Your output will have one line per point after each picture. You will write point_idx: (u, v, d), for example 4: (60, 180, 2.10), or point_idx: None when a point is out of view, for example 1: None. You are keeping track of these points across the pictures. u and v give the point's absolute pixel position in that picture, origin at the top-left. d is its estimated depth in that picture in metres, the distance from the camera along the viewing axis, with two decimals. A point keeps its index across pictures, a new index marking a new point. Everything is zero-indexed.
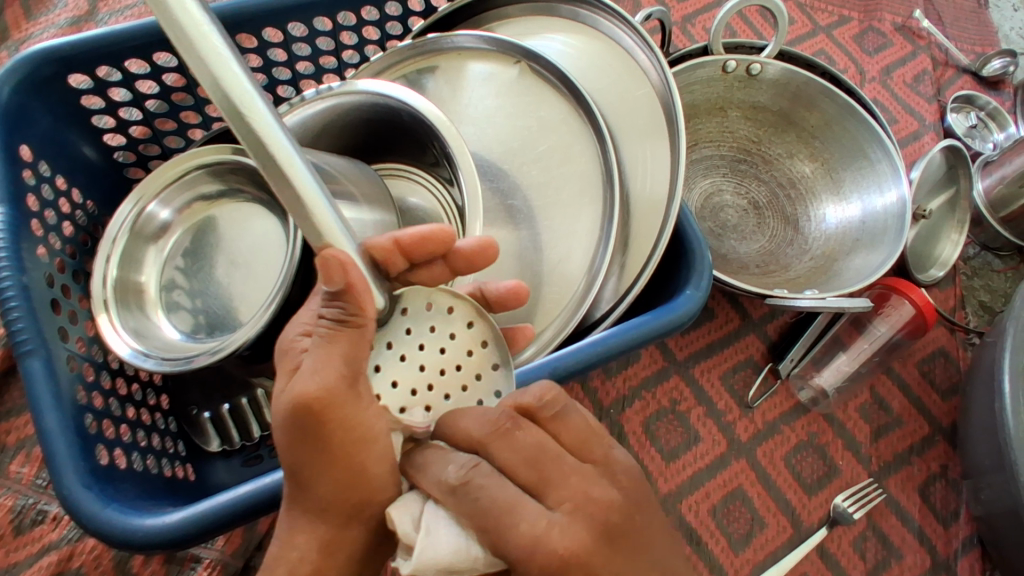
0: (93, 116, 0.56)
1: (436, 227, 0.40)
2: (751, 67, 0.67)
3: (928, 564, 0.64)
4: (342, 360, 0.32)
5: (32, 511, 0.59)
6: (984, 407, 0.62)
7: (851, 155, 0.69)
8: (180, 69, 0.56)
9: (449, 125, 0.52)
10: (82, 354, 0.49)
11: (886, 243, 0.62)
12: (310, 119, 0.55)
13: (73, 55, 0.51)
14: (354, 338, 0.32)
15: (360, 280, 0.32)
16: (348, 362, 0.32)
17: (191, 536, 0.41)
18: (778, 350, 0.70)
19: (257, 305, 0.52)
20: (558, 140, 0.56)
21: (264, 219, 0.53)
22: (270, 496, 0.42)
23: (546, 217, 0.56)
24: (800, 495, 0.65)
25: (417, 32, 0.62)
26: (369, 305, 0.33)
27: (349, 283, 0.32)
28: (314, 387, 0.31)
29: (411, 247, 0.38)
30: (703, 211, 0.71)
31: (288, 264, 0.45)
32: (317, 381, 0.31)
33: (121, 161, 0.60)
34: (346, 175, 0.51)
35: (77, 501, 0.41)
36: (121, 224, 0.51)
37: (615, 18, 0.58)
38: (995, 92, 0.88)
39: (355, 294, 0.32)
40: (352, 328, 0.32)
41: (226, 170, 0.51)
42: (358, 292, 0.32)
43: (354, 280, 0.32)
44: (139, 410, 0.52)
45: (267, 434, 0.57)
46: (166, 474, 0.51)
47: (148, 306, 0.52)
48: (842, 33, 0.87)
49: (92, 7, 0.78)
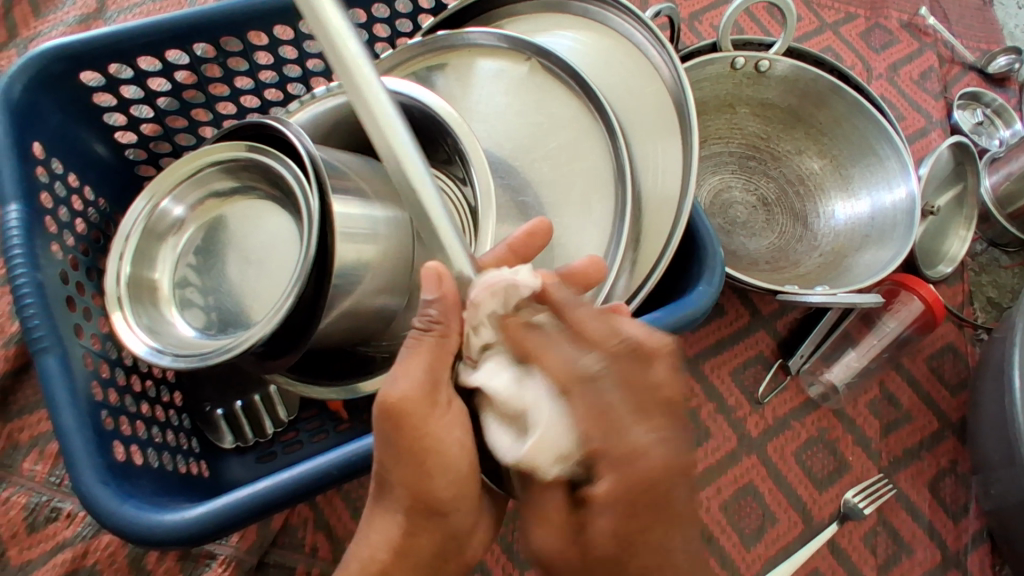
0: (104, 113, 0.56)
1: (537, 224, 0.46)
2: (759, 64, 0.67)
3: (939, 559, 0.65)
4: (424, 369, 0.35)
5: (46, 508, 0.60)
6: (993, 401, 0.62)
7: (860, 152, 0.69)
8: (192, 66, 0.57)
9: (461, 122, 0.52)
10: (96, 350, 0.49)
11: (895, 238, 0.62)
12: (320, 116, 0.56)
13: (84, 52, 0.52)
14: (434, 348, 0.36)
15: (454, 292, 0.36)
16: (427, 371, 0.35)
17: (209, 531, 0.41)
18: (788, 345, 0.70)
19: (270, 303, 0.51)
20: (569, 137, 0.57)
21: (276, 218, 0.52)
22: (288, 491, 0.42)
23: (558, 214, 0.56)
24: (810, 491, 0.65)
25: (426, 29, 0.62)
26: (455, 319, 0.36)
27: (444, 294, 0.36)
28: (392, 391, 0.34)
29: (520, 246, 0.45)
30: (712, 208, 0.71)
31: (302, 263, 0.44)
32: (401, 387, 0.35)
33: (133, 159, 0.60)
34: (358, 172, 0.51)
35: (94, 497, 0.41)
36: (134, 220, 0.51)
37: (626, 15, 0.58)
38: (1001, 89, 0.88)
39: (448, 306, 0.36)
40: (435, 337, 0.36)
41: (239, 168, 0.50)
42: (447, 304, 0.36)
43: (446, 290, 0.36)
44: (153, 407, 0.52)
45: (280, 430, 0.58)
46: (180, 470, 0.51)
47: (161, 302, 0.52)
48: (848, 30, 0.87)
49: (100, 5, 0.78)
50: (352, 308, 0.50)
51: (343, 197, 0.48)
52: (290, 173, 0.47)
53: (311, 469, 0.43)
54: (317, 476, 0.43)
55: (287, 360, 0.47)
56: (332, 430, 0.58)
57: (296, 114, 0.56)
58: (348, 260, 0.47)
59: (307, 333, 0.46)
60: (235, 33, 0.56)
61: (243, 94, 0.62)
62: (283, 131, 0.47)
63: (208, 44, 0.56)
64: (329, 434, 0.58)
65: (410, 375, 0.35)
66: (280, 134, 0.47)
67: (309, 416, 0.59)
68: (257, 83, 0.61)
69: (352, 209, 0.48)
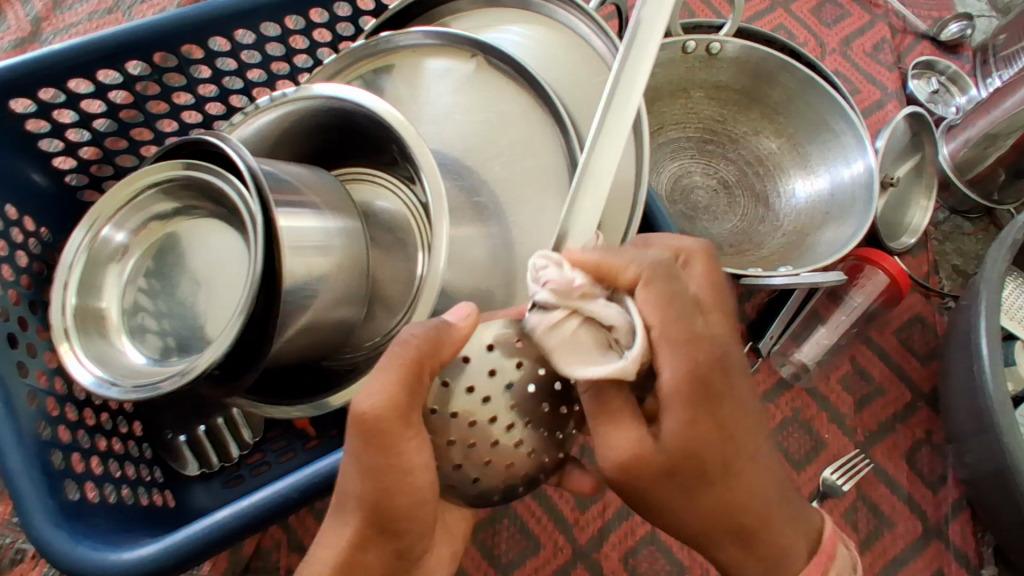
0: (40, 140, 0.54)
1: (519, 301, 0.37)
2: (710, 46, 0.66)
3: (919, 531, 0.65)
4: (395, 385, 0.34)
5: (9, 550, 0.59)
6: (962, 369, 0.62)
7: (816, 128, 0.69)
8: (127, 85, 0.55)
9: (408, 125, 0.50)
10: (43, 388, 0.47)
11: (855, 214, 0.62)
12: (265, 128, 0.55)
13: (10, 79, 0.50)
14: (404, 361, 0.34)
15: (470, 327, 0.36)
16: (398, 383, 0.34)
17: (167, 567, 0.40)
18: (757, 327, 0.70)
19: (221, 324, 0.50)
20: (521, 133, 0.55)
21: (223, 235, 0.50)
22: (246, 520, 0.41)
23: (514, 213, 0.55)
24: (789, 472, 0.65)
25: (369, 32, 0.61)
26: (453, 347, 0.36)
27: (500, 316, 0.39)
28: (365, 405, 0.34)
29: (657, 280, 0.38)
30: (673, 195, 0.71)
31: (249, 283, 0.43)
32: (372, 402, 0.34)
33: (74, 184, 0.58)
34: (307, 184, 0.50)
35: (47, 540, 0.40)
36: (76, 249, 0.50)
37: (569, 6, 0.57)
38: (954, 56, 0.88)
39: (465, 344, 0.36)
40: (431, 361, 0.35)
41: (178, 188, 0.49)
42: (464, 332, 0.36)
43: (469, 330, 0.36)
44: (110, 439, 0.51)
45: (247, 452, 0.56)
46: (143, 503, 0.49)
47: (109, 332, 0.50)
48: (799, 6, 0.87)
49: (35, 28, 0.76)
50: (309, 323, 0.49)
51: (291, 210, 0.47)
52: (231, 190, 0.45)
53: (269, 494, 0.41)
54: (275, 502, 0.41)
55: (244, 381, 0.46)
56: (299, 447, 0.56)
57: (240, 128, 0.55)
58: (299, 276, 0.46)
59: (264, 349, 0.45)
60: (169, 49, 0.54)
61: (185, 109, 0.60)
62: (221, 147, 0.45)
63: (143, 61, 0.54)
64: (296, 452, 0.56)
65: (381, 388, 0.34)
66: (217, 149, 0.46)
67: (275, 436, 0.57)
68: (197, 97, 0.59)
69: (303, 222, 0.47)
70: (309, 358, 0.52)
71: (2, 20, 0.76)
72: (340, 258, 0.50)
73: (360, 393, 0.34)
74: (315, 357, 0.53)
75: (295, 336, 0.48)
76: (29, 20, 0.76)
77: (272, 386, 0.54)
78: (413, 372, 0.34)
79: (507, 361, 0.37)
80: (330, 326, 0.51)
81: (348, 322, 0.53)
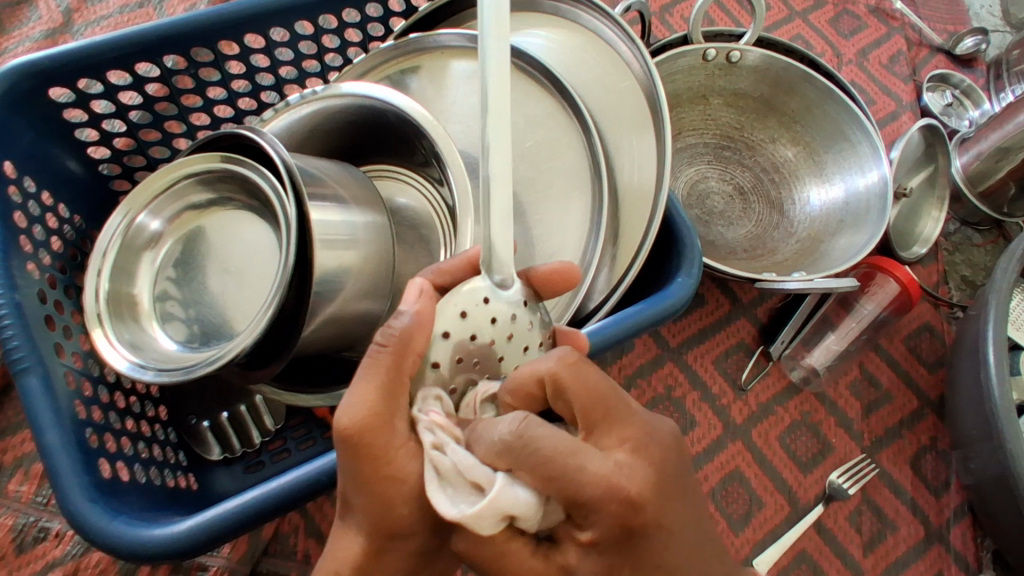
0: (75, 128, 0.56)
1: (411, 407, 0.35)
2: (731, 55, 0.68)
3: (922, 535, 0.66)
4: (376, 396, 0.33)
5: (33, 529, 0.61)
6: (970, 377, 0.64)
7: (833, 138, 0.70)
8: (162, 78, 0.56)
9: (437, 124, 0.52)
10: (78, 369, 0.49)
11: (869, 223, 0.64)
12: (297, 123, 0.56)
13: (52, 69, 0.51)
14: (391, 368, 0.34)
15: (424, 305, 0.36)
16: (380, 392, 0.34)
17: (200, 543, 0.41)
18: (769, 332, 0.71)
19: (251, 312, 0.51)
20: (545, 136, 0.56)
21: (255, 227, 0.52)
22: (277, 501, 0.42)
23: (537, 214, 0.55)
24: (795, 474, 0.66)
25: (398, 32, 0.62)
26: (418, 339, 0.36)
27: (431, 280, 0.40)
28: (347, 421, 0.33)
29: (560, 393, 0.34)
30: (689, 199, 0.72)
31: (282, 273, 0.44)
32: (351, 417, 0.33)
33: (107, 173, 0.59)
34: (336, 179, 0.51)
35: (83, 516, 0.41)
36: (111, 235, 0.51)
37: (596, 11, 0.58)
38: (968, 70, 0.89)
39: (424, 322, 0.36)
40: (393, 354, 0.35)
41: (214, 179, 0.50)
42: (423, 318, 0.36)
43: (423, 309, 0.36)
44: (138, 422, 0.52)
45: (268, 439, 0.58)
46: (169, 485, 0.51)
47: (142, 317, 0.51)
48: (817, 17, 0.88)
49: (66, 19, 0.77)
50: (335, 314, 0.50)
51: (321, 204, 0.48)
52: (266, 183, 0.46)
53: (297, 477, 0.42)
54: (302, 486, 0.42)
55: (272, 368, 0.47)
56: (319, 436, 0.58)
57: (271, 122, 0.56)
58: (329, 268, 0.47)
59: (294, 337, 0.46)
60: (205, 44, 0.56)
61: (216, 103, 0.61)
62: (256, 140, 0.46)
63: (179, 55, 0.56)
64: (315, 440, 0.58)
65: (362, 399, 0.33)
66: (253, 143, 0.47)
67: (295, 423, 0.59)
68: (229, 92, 0.61)
69: (332, 215, 0.48)
70: (332, 348, 0.53)
71: (35, 11, 0.77)
72: (367, 252, 0.51)
73: (342, 410, 0.33)
74: (336, 349, 0.54)
75: (322, 326, 0.49)
76: (61, 11, 0.78)
77: (295, 375, 0.55)
78: (394, 386, 0.34)
79: (484, 317, 0.39)
80: (354, 317, 0.52)
81: (372, 314, 0.54)
